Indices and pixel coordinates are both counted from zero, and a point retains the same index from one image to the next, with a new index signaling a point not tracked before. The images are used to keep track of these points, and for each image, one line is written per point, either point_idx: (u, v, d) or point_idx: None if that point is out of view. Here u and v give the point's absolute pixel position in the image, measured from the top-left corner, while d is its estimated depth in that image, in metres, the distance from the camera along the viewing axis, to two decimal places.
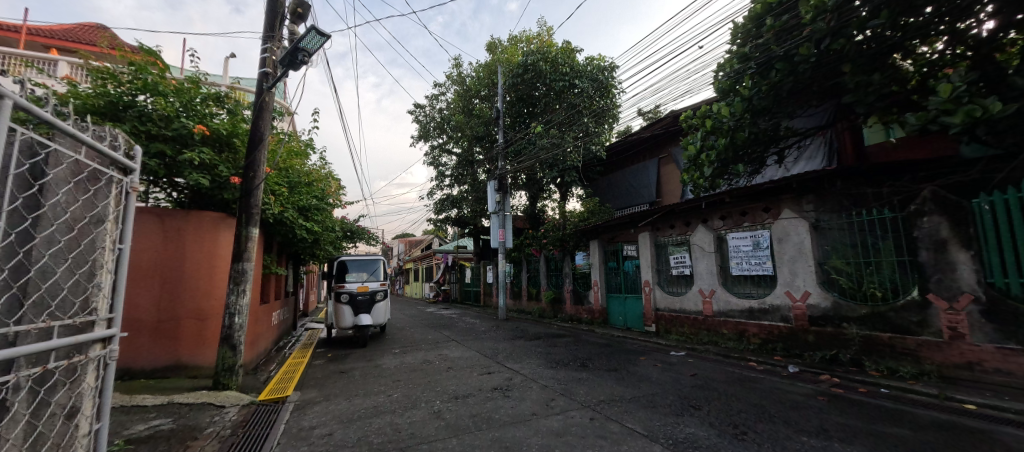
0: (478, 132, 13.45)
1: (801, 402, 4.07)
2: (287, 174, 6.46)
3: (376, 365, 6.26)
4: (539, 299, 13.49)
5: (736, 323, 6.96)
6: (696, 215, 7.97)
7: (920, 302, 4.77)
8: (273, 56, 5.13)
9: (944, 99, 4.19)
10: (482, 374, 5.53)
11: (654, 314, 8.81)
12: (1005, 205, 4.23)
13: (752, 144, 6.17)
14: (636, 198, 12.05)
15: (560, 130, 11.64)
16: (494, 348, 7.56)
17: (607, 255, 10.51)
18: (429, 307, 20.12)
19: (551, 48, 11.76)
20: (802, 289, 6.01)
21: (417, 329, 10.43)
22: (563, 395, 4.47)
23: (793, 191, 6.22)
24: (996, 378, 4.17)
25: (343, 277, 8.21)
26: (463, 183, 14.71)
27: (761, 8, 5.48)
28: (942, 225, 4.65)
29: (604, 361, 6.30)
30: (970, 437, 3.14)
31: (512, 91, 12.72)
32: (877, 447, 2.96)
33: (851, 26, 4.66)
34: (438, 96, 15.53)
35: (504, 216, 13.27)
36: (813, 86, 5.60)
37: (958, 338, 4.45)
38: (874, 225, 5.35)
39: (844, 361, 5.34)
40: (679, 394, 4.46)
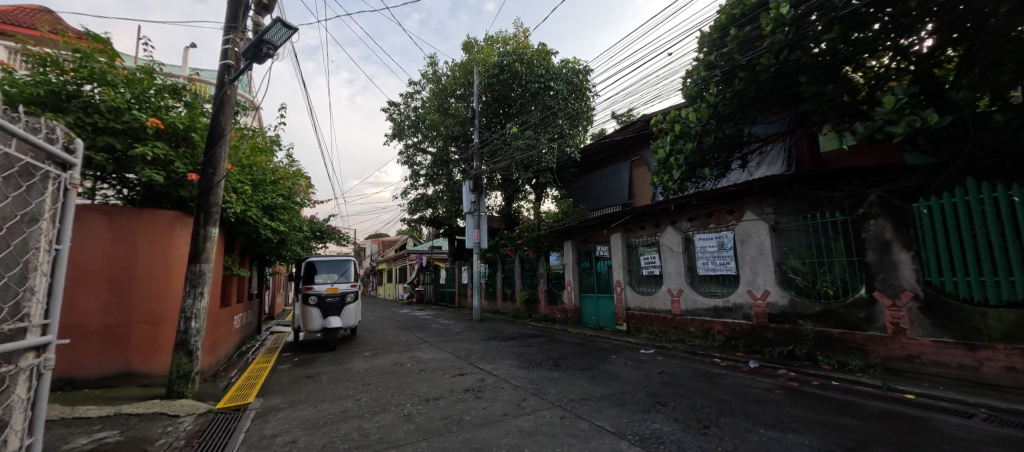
0: (454, 132, 13.37)
1: (760, 395, 4.27)
2: (251, 171, 6.19)
3: (346, 369, 6.09)
4: (514, 300, 13.53)
5: (702, 321, 7.22)
6: (665, 217, 8.22)
7: (867, 299, 5.10)
8: (236, 48, 4.88)
9: (888, 110, 4.50)
10: (455, 375, 5.48)
11: (625, 313, 9.02)
12: (942, 209, 4.56)
13: (718, 149, 6.43)
14: (609, 199, 12.29)
15: (535, 131, 11.75)
16: (468, 349, 7.52)
17: (580, 256, 10.66)
18: (403, 308, 19.79)
19: (526, 50, 11.85)
20: (763, 288, 6.30)
21: (390, 331, 10.23)
22: (535, 394, 4.50)
23: (755, 195, 6.52)
24: (932, 369, 4.50)
25: (311, 278, 7.96)
26: (438, 183, 14.58)
27: (726, 19, 5.72)
28: (886, 228, 4.97)
29: (576, 360, 6.40)
30: (909, 424, 3.38)
31: (488, 91, 12.73)
32: (827, 437, 3.14)
33: (807, 39, 4.94)
34: (413, 95, 15.35)
35: (479, 216, 13.23)
36: (773, 95, 5.89)
37: (900, 332, 4.76)
38: (827, 227, 5.67)
39: (800, 356, 5.64)
40: (647, 390, 4.58)
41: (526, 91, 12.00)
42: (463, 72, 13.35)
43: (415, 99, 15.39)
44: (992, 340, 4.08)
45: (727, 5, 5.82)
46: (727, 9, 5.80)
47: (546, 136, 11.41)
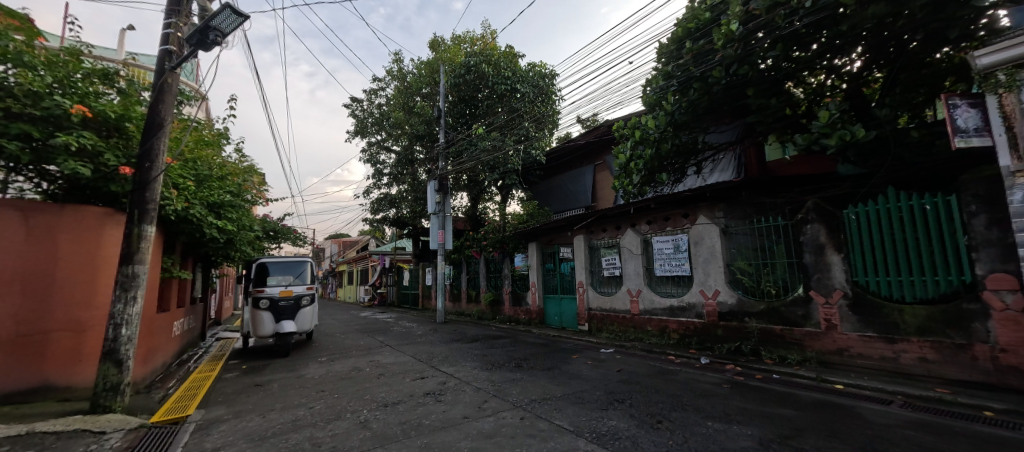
0: (419, 131, 13.13)
1: (709, 390, 4.50)
2: (195, 165, 5.77)
3: (299, 375, 5.81)
4: (479, 301, 13.47)
5: (659, 320, 7.52)
6: (626, 220, 8.50)
7: (805, 298, 5.51)
8: (178, 33, 4.52)
9: (823, 124, 4.91)
10: (415, 379, 5.37)
11: (587, 314, 9.23)
12: (867, 214, 5.05)
13: (675, 155, 6.75)
14: (573, 202, 12.52)
15: (501, 133, 11.79)
16: (430, 352, 7.38)
17: (544, 257, 10.79)
18: (363, 311, 19.15)
19: (493, 51, 11.87)
20: (714, 288, 6.65)
21: (349, 335, 9.86)
22: (496, 396, 4.49)
23: (708, 200, 6.87)
24: (858, 361, 4.94)
25: (263, 280, 7.53)
26: (402, 183, 14.29)
27: (682, 32, 6.00)
28: (821, 232, 5.41)
29: (538, 361, 6.46)
30: (838, 413, 3.68)
31: (454, 91, 12.61)
32: (768, 426, 3.36)
33: (754, 55, 5.28)
34: (377, 91, 14.95)
35: (444, 217, 13.07)
36: (724, 106, 6.24)
37: (832, 328, 5.19)
38: (770, 230, 6.08)
39: (746, 351, 6.02)
40: (606, 389, 4.70)
41: (492, 92, 12.00)
42: (429, 71, 13.14)
43: (379, 96, 14.99)
44: (908, 334, 4.53)
45: (684, 19, 6.11)
46: (683, 22, 6.10)
47: (512, 138, 11.47)
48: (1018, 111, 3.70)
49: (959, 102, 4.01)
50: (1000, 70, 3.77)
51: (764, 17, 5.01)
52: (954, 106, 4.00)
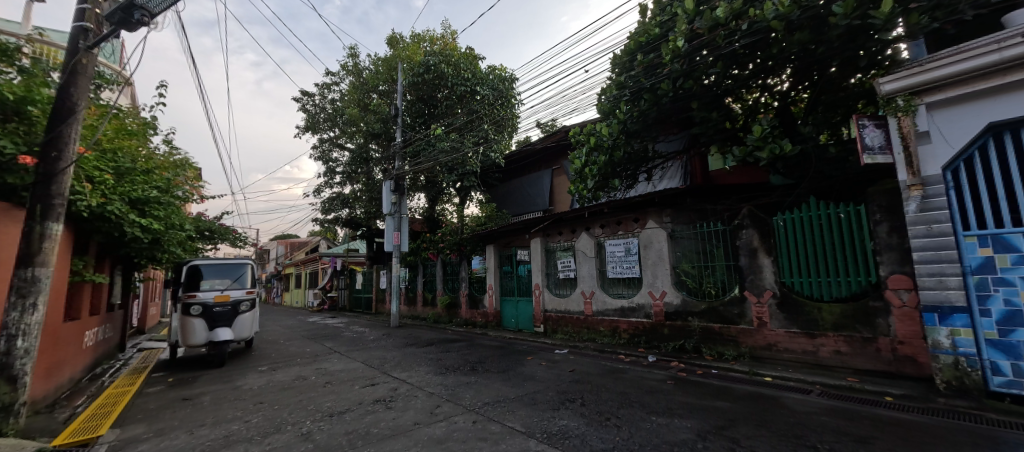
0: (375, 129, 12.72)
1: (655, 386, 4.72)
2: (115, 157, 5.19)
3: (234, 387, 5.37)
4: (435, 305, 13.24)
5: (611, 321, 7.79)
6: (581, 223, 8.74)
7: (740, 297, 5.95)
8: (95, 9, 4.01)
9: (756, 138, 5.37)
10: (364, 386, 5.16)
11: (543, 315, 9.37)
12: (793, 221, 5.54)
13: (627, 162, 7.07)
14: (531, 205, 12.68)
15: (460, 134, 11.70)
16: (382, 358, 7.15)
17: (502, 259, 10.84)
18: (310, 316, 18.14)
19: (453, 52, 11.76)
20: (661, 289, 6.99)
21: (294, 341, 9.30)
22: (449, 400, 4.43)
23: (656, 206, 7.23)
24: (784, 354, 5.41)
25: (195, 285, 6.90)
26: (356, 182, 13.84)
27: (634, 45, 6.29)
28: (754, 237, 5.87)
29: (493, 364, 6.45)
30: (767, 403, 4.00)
31: (413, 90, 12.35)
32: (706, 419, 3.59)
33: (698, 70, 5.64)
34: (331, 86, 14.32)
35: (400, 218, 12.74)
36: (671, 117, 6.62)
37: (763, 325, 5.64)
38: (711, 235, 6.49)
39: (689, 348, 6.40)
40: (558, 389, 4.79)
41: (451, 93, 11.87)
42: (387, 67, 12.77)
43: (332, 91, 14.36)
44: (826, 329, 5.03)
45: (636, 33, 6.40)
46: (635, 36, 6.38)
47: (471, 140, 11.43)
48: (913, 132, 4.24)
49: (867, 123, 4.52)
50: (899, 96, 4.33)
51: (707, 36, 5.36)
52: (863, 127, 4.51)
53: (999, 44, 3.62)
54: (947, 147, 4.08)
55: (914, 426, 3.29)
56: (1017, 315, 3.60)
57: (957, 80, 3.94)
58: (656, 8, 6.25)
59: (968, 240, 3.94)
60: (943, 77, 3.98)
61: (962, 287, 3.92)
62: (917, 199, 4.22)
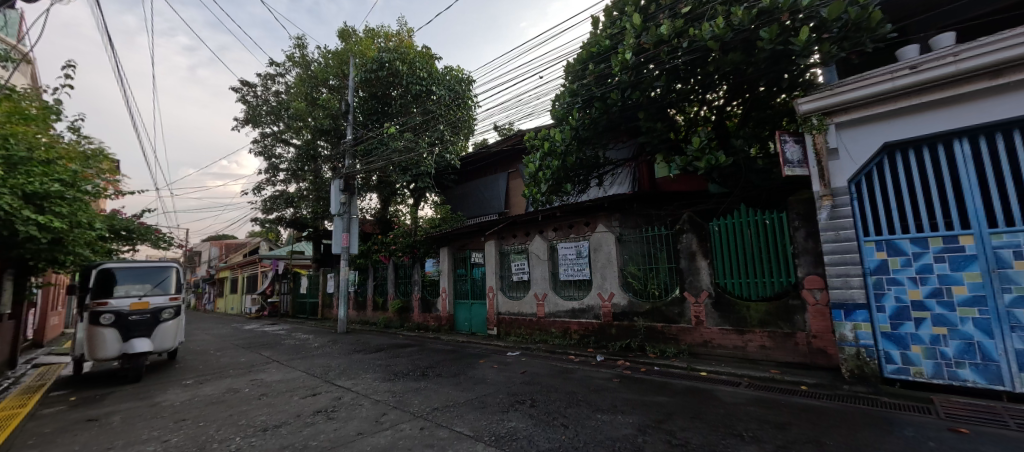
0: (323, 125, 12.16)
1: (602, 385, 4.89)
2: (6, 144, 4.53)
3: (152, 404, 4.84)
4: (386, 309, 12.79)
5: (562, 322, 7.96)
6: (534, 226, 8.88)
7: (680, 297, 6.32)
8: None
9: (695, 149, 5.80)
10: (304, 397, 4.86)
11: (496, 318, 9.40)
12: (726, 226, 5.97)
13: (579, 168, 7.34)
14: (486, 207, 12.69)
15: (415, 134, 11.44)
16: (325, 366, 6.78)
17: (456, 262, 10.72)
18: (247, 323, 16.77)
19: (409, 50, 11.49)
20: (609, 291, 7.26)
21: (226, 351, 8.57)
22: (396, 407, 4.29)
23: (606, 210, 7.47)
24: (718, 350, 5.82)
25: (107, 290, 6.15)
26: (302, 181, 13.34)
27: (586, 55, 6.52)
28: (693, 241, 6.26)
29: (444, 368, 6.36)
30: (702, 396, 4.28)
31: (365, 86, 11.89)
32: (647, 414, 3.77)
33: (644, 83, 5.98)
34: (276, 77, 13.49)
35: (350, 218, 12.22)
36: (619, 126, 6.92)
37: (700, 323, 6.04)
38: (655, 239, 6.83)
39: (634, 347, 6.69)
40: (508, 391, 4.81)
41: (406, 92, 11.59)
42: (338, 61, 12.19)
43: (277, 83, 13.52)
44: (753, 326, 5.49)
45: (588, 43, 6.64)
46: (588, 46, 6.62)
47: (426, 140, 11.20)
48: (825, 148, 4.75)
49: (788, 138, 4.95)
50: (813, 116, 4.83)
51: (652, 50, 5.67)
52: (783, 142, 4.92)
53: (892, 74, 4.18)
54: (851, 163, 4.63)
55: (823, 411, 3.67)
56: (904, 310, 4.19)
57: (859, 103, 4.48)
58: (607, 21, 6.52)
59: (868, 245, 4.50)
60: (850, 100, 4.50)
61: (863, 286, 4.46)
62: (828, 208, 4.73)
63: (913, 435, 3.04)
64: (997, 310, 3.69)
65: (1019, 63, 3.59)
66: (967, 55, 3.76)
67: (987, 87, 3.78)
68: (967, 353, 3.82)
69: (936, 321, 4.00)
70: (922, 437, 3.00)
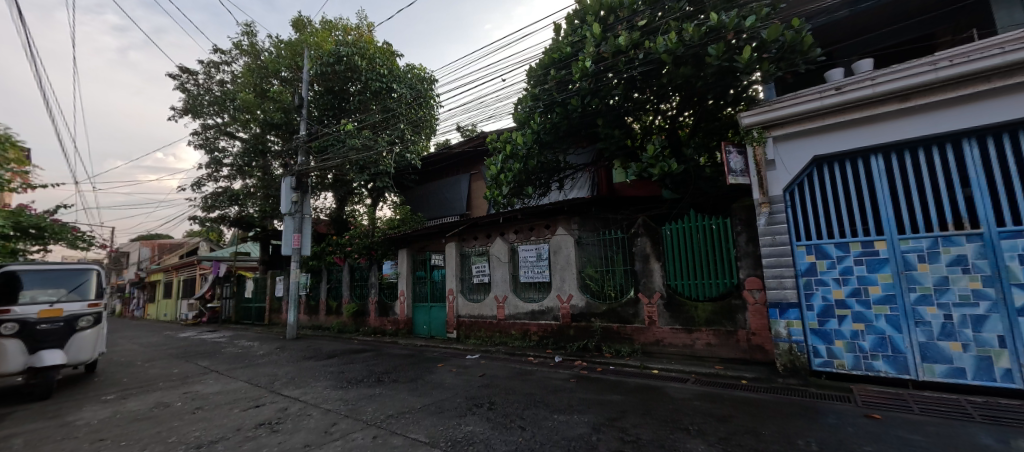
0: (274, 119, 11.49)
1: (560, 385, 4.97)
2: None
3: (63, 424, 4.30)
4: (340, 313, 12.26)
5: (522, 324, 8.02)
6: (495, 228, 8.89)
7: (635, 298, 6.57)
8: None
9: (650, 156, 6.07)
10: (245, 409, 4.53)
11: (456, 321, 9.29)
12: (676, 230, 6.28)
13: (540, 171, 7.47)
14: (448, 209, 12.54)
15: (374, 132, 11.10)
16: (271, 374, 6.38)
17: (415, 264, 10.50)
18: (182, 331, 15.40)
19: (369, 45, 11.13)
20: (568, 292, 7.40)
21: (156, 362, 7.82)
22: (348, 416, 4.11)
23: (565, 214, 7.61)
24: (668, 349, 6.10)
25: (12, 296, 5.37)
26: (249, 177, 12.63)
27: (548, 60, 6.64)
28: (647, 244, 6.53)
29: (401, 373, 6.18)
30: (654, 394, 4.46)
31: (321, 80, 11.37)
32: (601, 412, 3.87)
33: (603, 91, 6.19)
34: (221, 65, 12.60)
35: (302, 218, 11.56)
36: (579, 131, 7.11)
37: (652, 323, 6.31)
38: (612, 242, 7.05)
39: (591, 347, 6.87)
40: (466, 395, 4.76)
41: (365, 88, 11.20)
42: (291, 52, 11.54)
43: (222, 71, 12.62)
44: (700, 325, 5.82)
45: (550, 49, 6.76)
46: (549, 52, 6.74)
47: (386, 138, 10.89)
48: (764, 160, 5.13)
49: (732, 149, 5.27)
50: (754, 129, 5.19)
51: (611, 60, 5.89)
52: (728, 153, 5.21)
53: (821, 94, 4.60)
54: (786, 174, 5.02)
55: (761, 404, 3.95)
56: (830, 309, 4.62)
57: (794, 119, 4.88)
58: (568, 28, 6.67)
59: (799, 249, 4.92)
60: (786, 115, 4.89)
61: (795, 286, 4.85)
62: (765, 215, 5.10)
63: (835, 422, 3.35)
64: (905, 308, 4.18)
65: (923, 89, 4.09)
66: (882, 80, 4.24)
67: (898, 109, 4.27)
68: (880, 346, 4.27)
69: (856, 318, 4.43)
70: (843, 423, 3.32)
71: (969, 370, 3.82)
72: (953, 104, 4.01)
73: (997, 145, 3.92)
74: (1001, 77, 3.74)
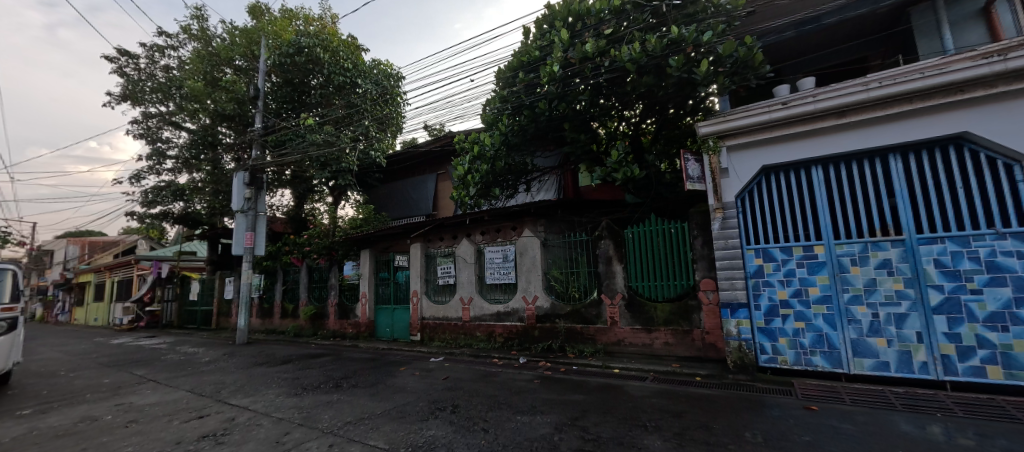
0: (226, 110, 10.79)
1: (524, 387, 4.99)
2: None
3: None
4: (297, 316, 11.68)
5: (487, 325, 7.99)
6: (462, 229, 8.81)
7: (598, 299, 6.73)
8: None
9: (614, 161, 6.25)
10: (187, 421, 4.20)
11: (420, 323, 9.12)
12: (638, 233, 6.49)
13: (507, 173, 7.50)
14: (413, 209, 12.28)
15: (336, 127, 10.69)
16: (218, 382, 5.97)
17: (378, 265, 10.22)
18: (115, 337, 14.06)
19: (332, 37, 10.70)
20: (534, 293, 7.45)
21: (84, 372, 7.10)
22: (302, 424, 3.92)
23: (532, 216, 7.67)
24: (629, 348, 6.28)
25: None
26: (197, 171, 11.88)
27: (517, 63, 6.69)
28: (610, 246, 6.71)
29: (361, 378, 5.97)
30: (614, 392, 4.58)
31: (279, 71, 10.81)
32: (563, 412, 3.93)
33: (570, 96, 6.32)
34: (167, 49, 11.68)
35: (256, 217, 10.93)
36: (546, 135, 7.19)
37: (615, 324, 6.48)
38: (577, 244, 7.17)
39: (555, 348, 6.96)
40: (429, 399, 4.68)
41: (327, 82, 10.74)
42: (246, 40, 10.87)
43: (167, 56, 11.70)
44: (659, 325, 6.05)
45: (519, 52, 6.80)
46: (518, 55, 6.78)
47: (349, 135, 10.52)
48: (718, 168, 5.41)
49: (689, 157, 5.51)
50: (710, 138, 5.46)
51: (578, 66, 6.02)
52: (686, 161, 5.44)
53: (769, 108, 4.92)
54: (737, 182, 5.33)
55: (713, 399, 4.16)
56: (775, 308, 4.94)
57: (745, 130, 5.19)
58: (537, 32, 6.74)
59: (749, 252, 5.23)
60: (738, 127, 5.19)
61: (745, 287, 5.16)
62: (719, 219, 5.38)
63: (779, 414, 3.58)
64: (839, 307, 4.55)
65: (857, 107, 4.47)
66: (823, 97, 4.59)
67: (835, 125, 4.65)
68: (818, 342, 4.62)
69: (798, 317, 4.77)
70: (785, 415, 3.55)
71: (893, 363, 4.21)
72: (881, 122, 4.42)
73: (917, 160, 4.36)
74: (922, 99, 4.15)
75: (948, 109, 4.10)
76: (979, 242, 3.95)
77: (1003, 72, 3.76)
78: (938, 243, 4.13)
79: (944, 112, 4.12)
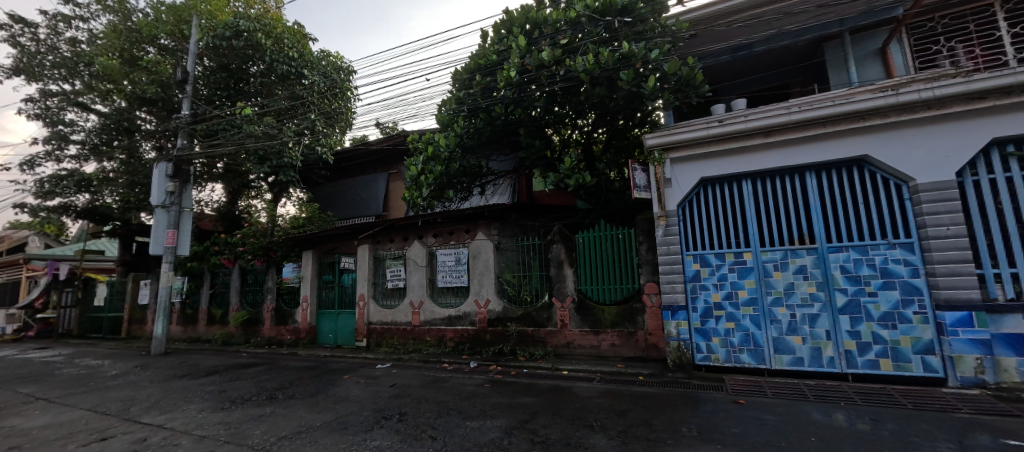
0: (147, 93, 9.69)
1: (474, 391, 4.94)
2: None
3: None
4: (226, 323, 10.69)
5: (437, 330, 7.82)
6: (414, 231, 8.60)
7: (549, 302, 6.85)
8: None
9: (566, 168, 6.43)
10: (86, 444, 3.66)
11: (366, 328, 8.72)
12: (588, 239, 6.69)
13: (462, 175, 7.43)
14: (362, 209, 11.77)
15: (278, 120, 10.00)
16: (128, 399, 5.29)
17: (322, 267, 9.66)
18: None
19: (275, 22, 9.99)
20: (485, 297, 7.42)
21: None
22: (229, 442, 3.57)
23: (485, 218, 7.67)
24: (578, 350, 6.45)
25: None
26: (110, 160, 10.52)
27: (474, 65, 6.66)
28: (562, 251, 6.85)
29: (299, 388, 5.58)
30: (563, 394, 4.68)
31: (213, 55, 9.92)
32: (513, 416, 3.94)
33: (525, 101, 6.41)
34: (75, 20, 10.27)
35: (180, 213, 9.89)
36: (501, 139, 7.24)
37: (564, 326, 6.62)
38: (530, 248, 7.25)
39: (506, 352, 6.97)
40: (374, 407, 4.48)
41: (269, 70, 9.98)
42: (174, 17, 9.81)
43: (75, 28, 10.30)
44: (606, 327, 6.27)
45: (476, 54, 6.80)
46: (476, 57, 6.77)
47: (293, 128, 9.89)
48: (663, 178, 5.73)
49: (637, 167, 5.74)
50: (655, 150, 5.76)
51: (534, 72, 6.14)
52: (634, 170, 5.69)
53: (707, 125, 5.31)
54: (679, 192, 5.68)
55: (654, 397, 4.38)
56: (710, 310, 5.32)
57: (687, 144, 5.55)
58: (494, 37, 6.76)
59: (688, 258, 5.59)
60: (680, 140, 5.54)
61: (684, 290, 5.50)
62: (662, 227, 5.68)
63: (711, 409, 3.85)
64: (763, 308, 5.00)
65: (781, 128, 4.96)
66: (753, 118, 5.04)
67: (763, 143, 5.12)
68: (746, 341, 5.04)
69: (728, 318, 5.18)
70: (717, 409, 3.82)
71: (806, 359, 4.71)
72: (800, 142, 4.93)
73: (829, 178, 4.92)
74: (832, 124, 4.70)
75: (853, 134, 4.67)
76: (876, 251, 4.53)
77: (896, 104, 4.36)
78: (844, 251, 4.68)
79: (850, 137, 4.69)
